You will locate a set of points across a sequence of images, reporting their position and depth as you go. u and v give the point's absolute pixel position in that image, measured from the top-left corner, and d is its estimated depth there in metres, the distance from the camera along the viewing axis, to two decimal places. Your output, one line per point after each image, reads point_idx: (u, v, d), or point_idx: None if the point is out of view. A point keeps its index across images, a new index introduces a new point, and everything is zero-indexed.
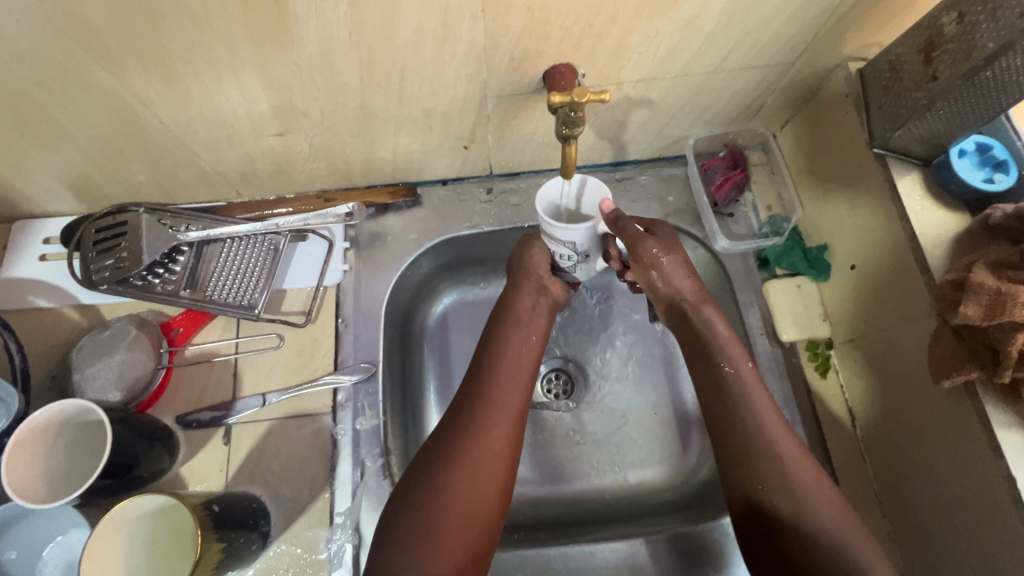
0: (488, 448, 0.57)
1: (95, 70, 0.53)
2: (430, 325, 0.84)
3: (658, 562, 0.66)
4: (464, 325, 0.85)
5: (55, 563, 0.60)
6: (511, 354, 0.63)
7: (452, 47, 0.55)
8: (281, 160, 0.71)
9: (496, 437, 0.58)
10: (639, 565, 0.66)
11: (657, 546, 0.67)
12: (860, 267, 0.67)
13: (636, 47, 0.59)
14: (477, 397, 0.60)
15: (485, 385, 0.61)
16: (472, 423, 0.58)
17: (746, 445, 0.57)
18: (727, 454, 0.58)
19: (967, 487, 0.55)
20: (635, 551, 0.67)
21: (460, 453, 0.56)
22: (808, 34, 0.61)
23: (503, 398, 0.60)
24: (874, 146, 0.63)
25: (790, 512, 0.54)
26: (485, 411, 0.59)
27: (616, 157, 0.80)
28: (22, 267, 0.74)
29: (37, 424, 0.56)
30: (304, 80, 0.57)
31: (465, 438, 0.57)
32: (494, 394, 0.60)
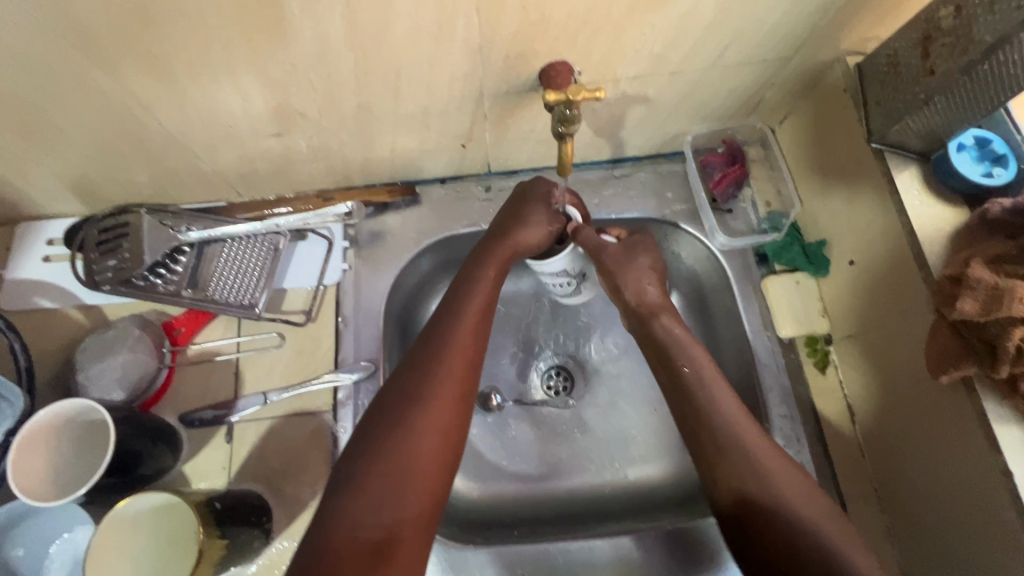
0: (445, 389, 0.55)
1: (94, 72, 0.53)
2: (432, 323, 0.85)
3: (659, 557, 0.67)
4: None
5: (61, 560, 0.61)
6: (482, 295, 0.63)
7: (447, 45, 0.55)
8: (279, 160, 0.71)
9: (453, 381, 0.56)
10: (639, 561, 0.67)
11: (657, 542, 0.67)
12: (858, 263, 0.67)
13: (631, 45, 0.59)
14: (437, 340, 0.58)
15: (444, 334, 0.59)
16: (430, 370, 0.56)
17: (739, 442, 0.57)
18: (719, 449, 0.58)
19: (970, 489, 0.54)
20: (638, 546, 0.67)
21: (418, 401, 0.54)
22: (805, 28, 0.60)
23: (465, 339, 0.59)
24: (872, 141, 0.62)
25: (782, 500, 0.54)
26: (442, 356, 0.57)
27: (614, 154, 0.80)
28: (26, 268, 0.75)
29: (40, 425, 0.57)
30: (300, 80, 0.58)
31: (421, 383, 0.55)
32: (453, 340, 0.58)
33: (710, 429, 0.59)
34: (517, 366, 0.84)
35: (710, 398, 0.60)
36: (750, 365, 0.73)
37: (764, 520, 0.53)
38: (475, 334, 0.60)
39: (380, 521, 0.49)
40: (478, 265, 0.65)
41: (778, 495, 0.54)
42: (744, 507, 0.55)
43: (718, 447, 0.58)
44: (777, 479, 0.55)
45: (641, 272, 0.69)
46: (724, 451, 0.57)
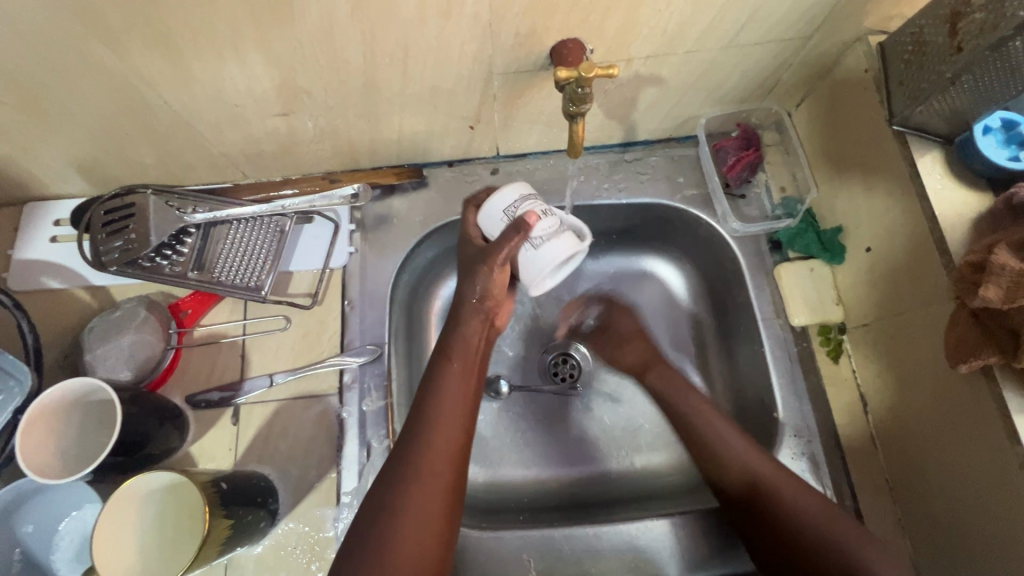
0: (421, 511, 0.53)
1: (98, 48, 0.52)
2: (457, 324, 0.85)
3: (664, 545, 0.66)
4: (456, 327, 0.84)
5: (72, 536, 0.63)
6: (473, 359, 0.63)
7: (456, 21, 0.54)
8: (285, 141, 0.70)
9: (433, 498, 0.54)
10: (644, 549, 0.66)
11: (661, 531, 0.67)
12: (875, 250, 0.65)
13: (646, 21, 0.57)
14: (413, 450, 0.56)
15: (422, 442, 0.56)
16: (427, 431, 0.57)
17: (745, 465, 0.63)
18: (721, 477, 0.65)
19: (988, 493, 0.53)
20: (642, 534, 0.67)
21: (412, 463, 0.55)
22: (827, 5, 0.58)
23: (446, 446, 0.56)
24: (893, 123, 0.60)
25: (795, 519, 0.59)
26: (423, 470, 0.55)
27: (625, 138, 0.78)
28: (34, 248, 0.76)
29: (48, 401, 0.56)
30: (306, 57, 0.56)
31: (398, 505, 0.53)
32: (430, 449, 0.56)
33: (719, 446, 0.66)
34: (524, 353, 0.83)
35: None
36: (761, 354, 0.72)
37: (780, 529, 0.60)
38: (457, 440, 0.57)
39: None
40: (455, 351, 0.62)
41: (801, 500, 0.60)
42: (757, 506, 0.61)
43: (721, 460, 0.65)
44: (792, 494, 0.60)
45: None
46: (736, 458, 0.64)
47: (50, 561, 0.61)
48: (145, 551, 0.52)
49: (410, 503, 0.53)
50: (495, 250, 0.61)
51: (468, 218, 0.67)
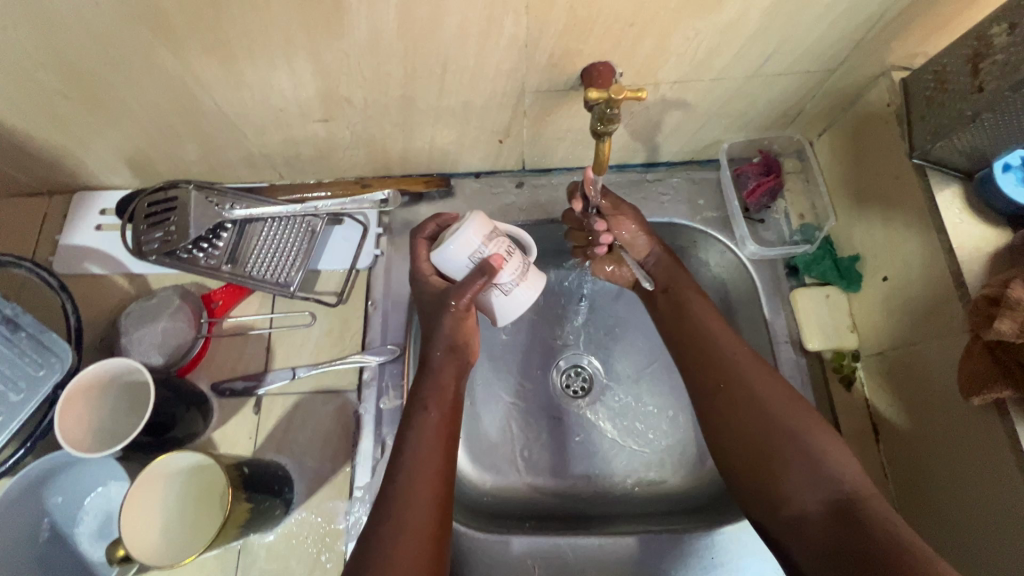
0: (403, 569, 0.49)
1: (162, 52, 0.56)
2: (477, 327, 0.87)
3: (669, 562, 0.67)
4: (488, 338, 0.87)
5: (94, 513, 0.65)
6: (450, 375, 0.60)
7: (494, 41, 0.56)
8: (323, 145, 0.74)
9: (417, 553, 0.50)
10: (647, 564, 0.67)
11: (662, 546, 0.67)
12: (892, 280, 0.66)
13: (675, 49, 0.59)
14: (396, 501, 0.52)
15: (400, 490, 0.53)
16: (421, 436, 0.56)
17: (745, 398, 0.59)
18: (720, 415, 0.60)
19: (998, 526, 0.53)
20: (646, 546, 0.67)
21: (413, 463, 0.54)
22: (850, 41, 0.60)
23: (424, 497, 0.53)
24: (913, 157, 0.61)
25: (804, 465, 0.54)
26: (402, 521, 0.51)
27: (648, 159, 0.80)
28: (80, 235, 0.81)
29: (90, 377, 0.59)
30: (351, 69, 0.60)
31: (386, 549, 0.50)
32: (410, 503, 0.52)
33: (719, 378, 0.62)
34: (538, 366, 0.86)
35: (709, 322, 0.65)
36: None
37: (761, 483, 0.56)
38: (436, 489, 0.54)
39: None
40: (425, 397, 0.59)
41: (803, 451, 0.55)
42: (763, 445, 0.57)
43: (723, 396, 0.61)
44: (798, 428, 0.56)
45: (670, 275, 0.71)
46: (733, 391, 0.60)
47: (74, 535, 0.64)
48: (165, 527, 0.54)
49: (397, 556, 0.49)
50: (454, 295, 0.57)
51: (418, 252, 0.62)
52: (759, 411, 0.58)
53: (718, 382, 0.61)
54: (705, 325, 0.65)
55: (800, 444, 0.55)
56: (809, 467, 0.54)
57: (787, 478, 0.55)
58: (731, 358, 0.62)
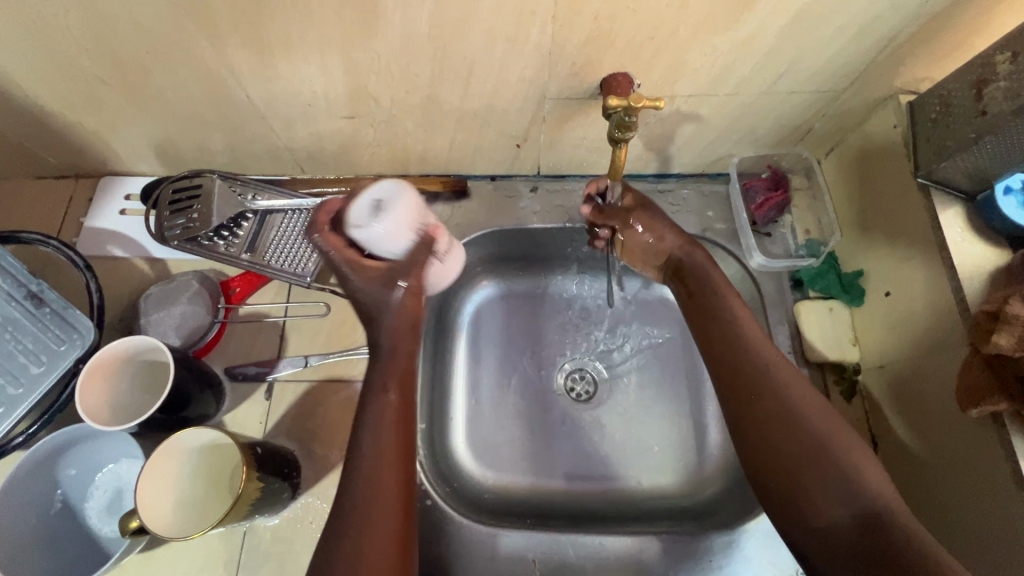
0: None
1: (202, 43, 0.59)
2: (483, 330, 0.90)
3: (666, 563, 0.67)
4: (493, 339, 0.89)
5: (105, 488, 0.66)
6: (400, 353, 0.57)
7: (520, 48, 0.59)
8: (346, 141, 0.76)
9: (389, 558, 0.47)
10: (653, 563, 0.68)
11: (666, 545, 0.68)
12: (894, 295, 0.68)
13: (692, 63, 0.62)
14: (353, 505, 0.49)
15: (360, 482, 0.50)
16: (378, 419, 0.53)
17: (776, 407, 0.56)
18: (748, 419, 0.58)
19: (997, 534, 0.55)
20: (648, 547, 0.68)
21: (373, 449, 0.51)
22: (860, 63, 0.63)
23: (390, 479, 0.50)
24: (918, 175, 0.63)
25: (833, 476, 0.52)
26: (364, 518, 0.48)
27: (659, 169, 0.83)
28: (105, 218, 0.83)
29: (114, 351, 0.61)
30: (380, 69, 0.62)
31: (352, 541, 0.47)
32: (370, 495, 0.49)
33: (746, 380, 0.59)
34: (543, 368, 0.88)
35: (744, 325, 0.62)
36: None
37: (783, 493, 0.53)
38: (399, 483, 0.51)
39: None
40: (378, 387, 0.55)
41: (837, 463, 0.52)
42: (790, 454, 0.54)
43: (753, 400, 0.58)
44: (833, 440, 0.53)
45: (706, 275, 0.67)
46: (763, 395, 0.57)
47: (83, 509, 0.65)
48: (178, 501, 0.56)
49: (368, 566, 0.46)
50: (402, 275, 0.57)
51: (330, 243, 0.57)
52: (787, 421, 0.56)
53: (748, 390, 0.58)
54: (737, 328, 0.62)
55: (835, 457, 0.53)
56: (835, 480, 0.52)
57: (813, 489, 0.52)
58: (763, 364, 0.59)
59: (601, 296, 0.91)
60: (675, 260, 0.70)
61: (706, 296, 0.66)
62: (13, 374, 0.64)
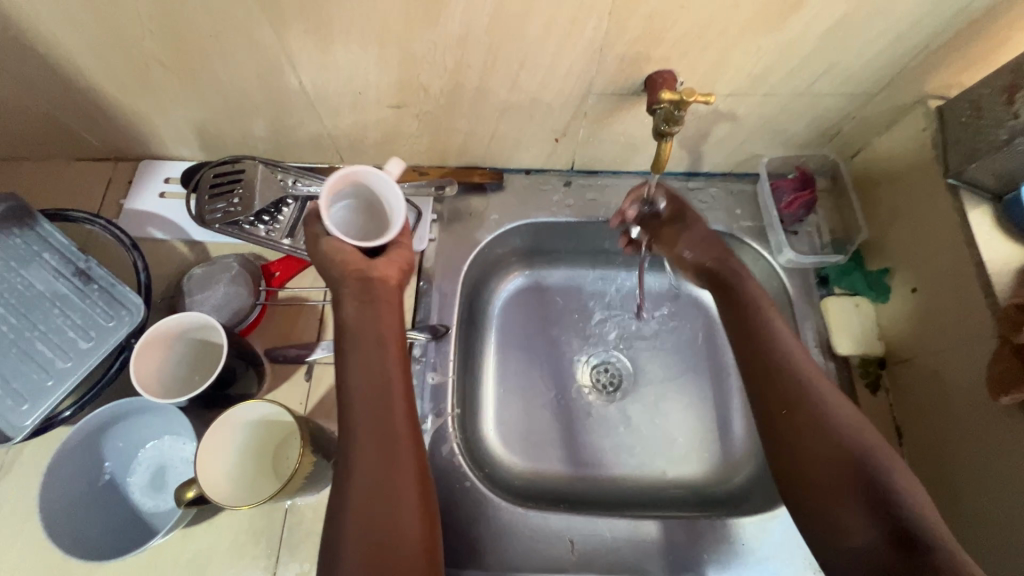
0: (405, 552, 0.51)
1: (265, 29, 0.60)
2: (510, 321, 0.91)
3: (693, 543, 0.69)
4: (518, 331, 0.91)
5: (147, 465, 0.67)
6: (385, 330, 0.60)
7: (573, 43, 0.61)
8: (390, 131, 0.78)
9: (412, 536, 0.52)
10: (656, 547, 0.69)
11: (673, 528, 0.70)
12: (921, 291, 0.71)
13: (736, 63, 0.64)
14: (368, 484, 0.53)
15: (369, 462, 0.53)
16: (374, 401, 0.56)
17: (814, 425, 0.58)
18: (784, 439, 0.60)
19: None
20: (670, 531, 0.69)
21: (378, 430, 0.55)
22: (893, 68, 0.66)
23: (401, 451, 0.55)
24: (948, 177, 0.66)
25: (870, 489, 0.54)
26: (387, 490, 0.53)
27: (690, 167, 0.85)
28: (144, 201, 0.84)
29: (174, 326, 0.63)
30: (435, 59, 0.64)
31: (380, 514, 0.52)
32: (385, 470, 0.53)
33: (784, 385, 0.61)
34: (569, 359, 0.90)
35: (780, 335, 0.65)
36: None
37: (817, 511, 0.56)
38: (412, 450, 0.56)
39: (381, 545, 0.50)
40: (365, 369, 0.57)
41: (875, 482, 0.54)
42: (830, 475, 0.56)
43: (788, 417, 0.60)
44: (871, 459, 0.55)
45: (742, 287, 0.70)
46: (799, 413, 0.60)
47: (126, 484, 0.66)
48: (232, 475, 0.58)
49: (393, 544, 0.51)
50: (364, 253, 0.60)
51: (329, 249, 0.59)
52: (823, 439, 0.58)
53: (779, 407, 0.61)
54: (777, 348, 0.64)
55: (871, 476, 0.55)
56: (873, 502, 0.53)
57: (847, 511, 0.54)
58: (804, 388, 0.61)
59: (626, 292, 0.93)
60: (708, 271, 0.74)
61: (747, 312, 0.68)
62: (62, 349, 0.65)
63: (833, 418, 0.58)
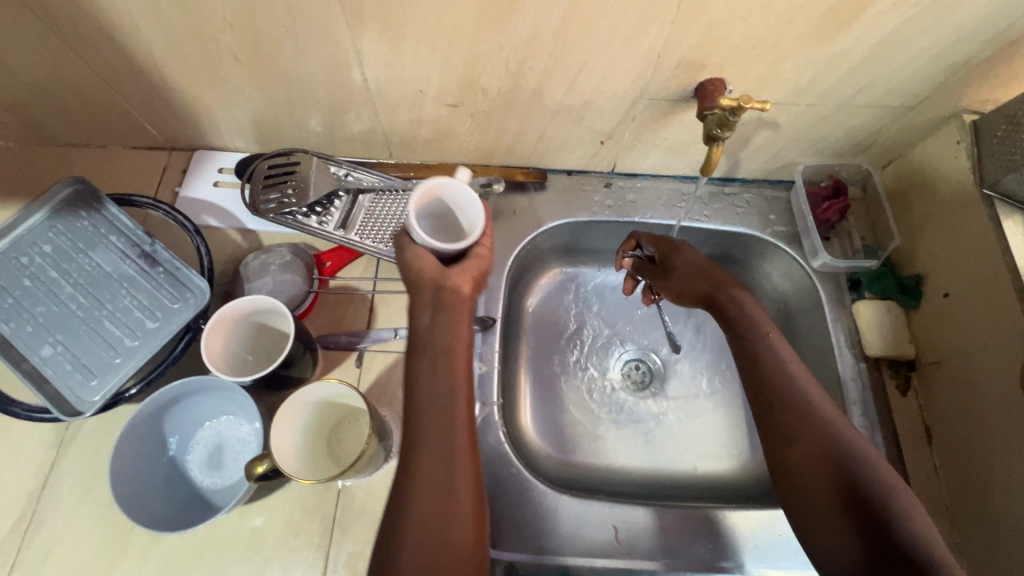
0: (458, 552, 0.51)
1: (341, 28, 0.63)
2: (543, 316, 0.94)
3: (684, 537, 0.71)
4: (552, 329, 0.93)
5: (205, 443, 0.69)
6: (456, 351, 0.60)
7: (633, 49, 0.64)
8: (442, 129, 0.81)
9: (465, 544, 0.52)
10: (641, 537, 0.71)
11: (668, 520, 0.72)
12: (953, 296, 0.74)
13: (785, 73, 0.67)
14: (428, 503, 0.52)
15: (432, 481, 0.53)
16: (442, 420, 0.56)
17: (808, 431, 0.62)
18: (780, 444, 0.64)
19: None
20: (662, 518, 0.72)
21: (443, 449, 0.55)
22: (933, 83, 0.70)
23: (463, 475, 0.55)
24: (983, 186, 0.70)
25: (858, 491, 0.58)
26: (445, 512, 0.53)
27: (727, 173, 0.88)
28: (199, 189, 0.86)
29: (238, 310, 0.66)
30: (500, 61, 0.67)
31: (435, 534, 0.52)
32: (448, 489, 0.53)
33: (791, 393, 0.65)
34: (601, 356, 0.92)
35: (774, 342, 0.70)
36: (834, 379, 0.79)
37: (807, 511, 0.60)
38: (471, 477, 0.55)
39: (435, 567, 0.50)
40: (434, 387, 0.57)
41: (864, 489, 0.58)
42: (821, 478, 0.60)
43: (784, 422, 0.64)
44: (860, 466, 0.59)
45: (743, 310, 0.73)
46: (794, 419, 0.64)
47: (184, 462, 0.68)
48: (297, 456, 0.61)
49: (449, 560, 0.51)
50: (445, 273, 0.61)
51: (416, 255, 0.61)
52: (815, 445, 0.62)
53: (779, 411, 0.65)
54: (769, 356, 0.69)
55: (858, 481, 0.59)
56: (858, 506, 0.57)
57: (830, 514, 0.58)
58: (806, 407, 0.64)
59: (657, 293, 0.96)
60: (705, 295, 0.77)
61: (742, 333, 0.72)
62: (129, 328, 0.68)
63: (824, 428, 0.62)
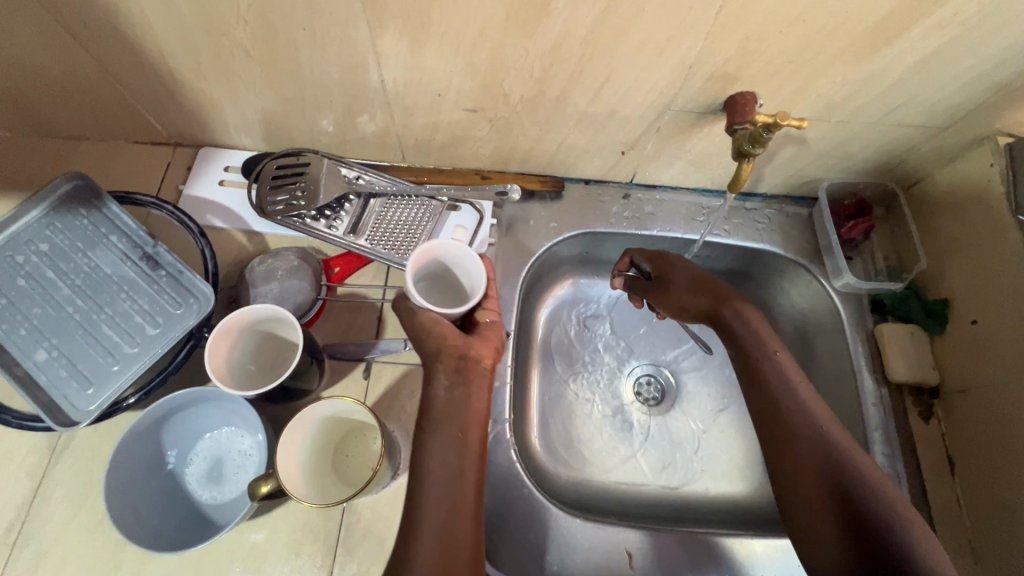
0: None
1: (361, 27, 0.61)
2: (553, 328, 0.92)
3: (683, 562, 0.69)
4: (563, 341, 0.91)
5: (205, 455, 0.66)
6: (474, 404, 0.61)
7: (664, 60, 0.62)
8: (459, 134, 0.78)
9: None
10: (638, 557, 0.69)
11: (666, 543, 0.70)
12: (981, 323, 0.72)
13: (820, 89, 0.65)
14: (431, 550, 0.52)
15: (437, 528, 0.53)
16: (452, 470, 0.56)
17: (818, 459, 0.60)
18: (786, 471, 0.62)
19: None
20: (657, 540, 0.70)
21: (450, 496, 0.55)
22: (970, 104, 0.67)
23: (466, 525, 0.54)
24: (1017, 213, 0.68)
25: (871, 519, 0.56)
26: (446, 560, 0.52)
27: (748, 188, 0.86)
28: (203, 187, 0.83)
29: (245, 316, 0.63)
30: (524, 67, 0.64)
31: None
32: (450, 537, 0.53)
33: (811, 419, 0.63)
34: (612, 370, 0.90)
35: (781, 364, 0.67)
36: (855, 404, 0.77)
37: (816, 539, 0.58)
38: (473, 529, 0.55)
39: None
40: (446, 436, 0.58)
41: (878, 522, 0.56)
42: (830, 506, 0.58)
43: (793, 446, 0.62)
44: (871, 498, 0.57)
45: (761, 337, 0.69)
46: (804, 445, 0.62)
47: (183, 475, 0.65)
48: (305, 475, 0.58)
49: None
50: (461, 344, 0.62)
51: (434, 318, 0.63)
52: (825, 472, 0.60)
53: (792, 436, 0.63)
54: (779, 385, 0.66)
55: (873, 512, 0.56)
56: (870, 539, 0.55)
57: (838, 544, 0.57)
58: (820, 435, 0.61)
59: None
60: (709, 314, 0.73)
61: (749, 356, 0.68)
62: (127, 333, 0.65)
63: (836, 455, 0.60)
